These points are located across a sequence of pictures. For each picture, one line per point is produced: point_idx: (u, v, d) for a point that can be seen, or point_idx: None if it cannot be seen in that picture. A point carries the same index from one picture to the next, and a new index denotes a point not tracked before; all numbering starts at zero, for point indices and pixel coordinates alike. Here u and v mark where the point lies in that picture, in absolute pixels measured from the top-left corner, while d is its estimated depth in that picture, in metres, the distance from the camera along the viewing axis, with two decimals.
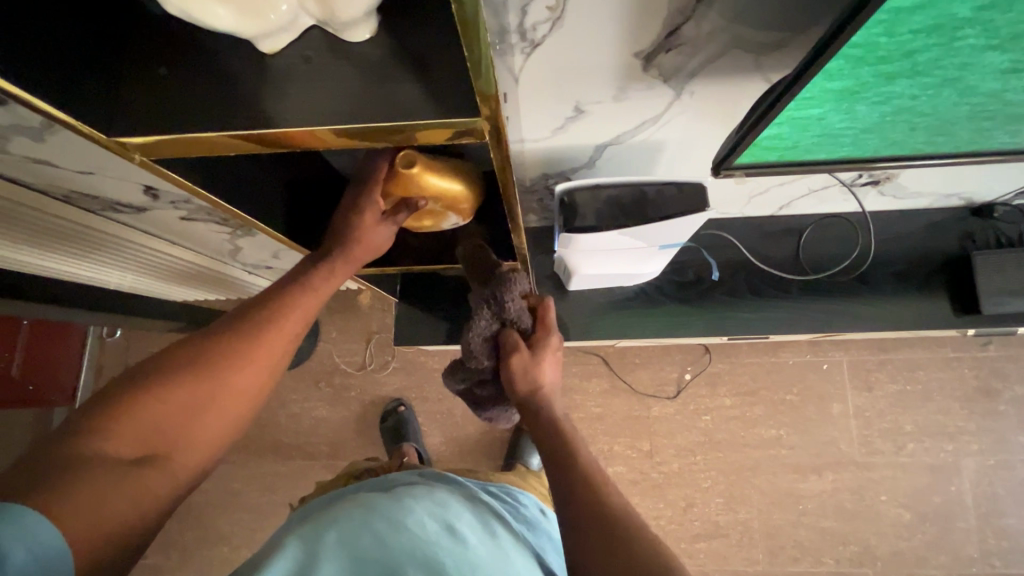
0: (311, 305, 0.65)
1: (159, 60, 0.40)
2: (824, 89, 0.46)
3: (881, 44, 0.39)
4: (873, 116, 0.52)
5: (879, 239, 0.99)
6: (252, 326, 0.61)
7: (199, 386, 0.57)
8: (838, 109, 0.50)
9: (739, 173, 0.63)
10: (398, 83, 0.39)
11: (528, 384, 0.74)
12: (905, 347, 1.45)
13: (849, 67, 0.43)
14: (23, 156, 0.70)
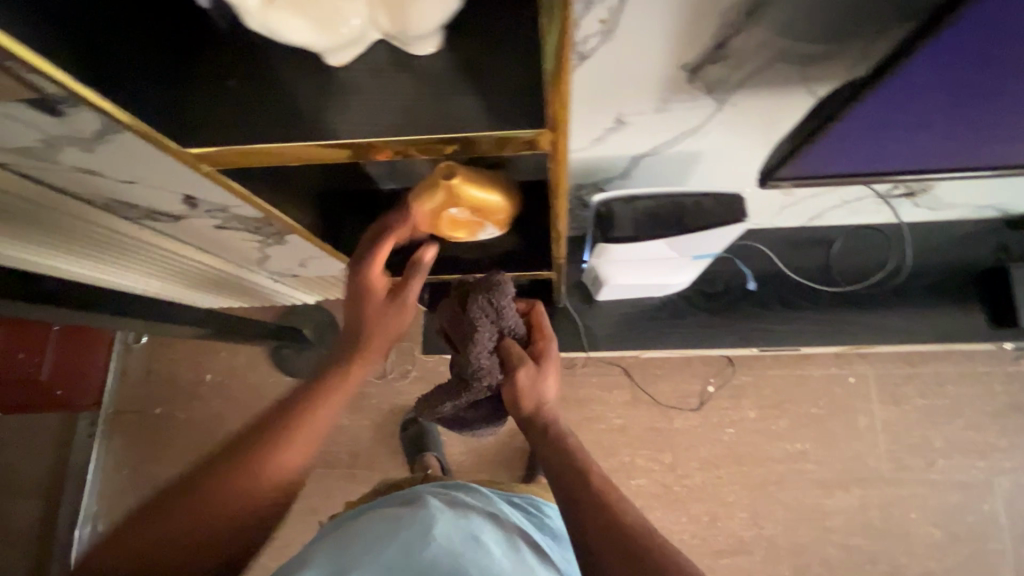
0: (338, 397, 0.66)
1: (226, 71, 0.41)
2: (896, 94, 0.44)
3: (970, 44, 0.38)
4: (928, 134, 0.51)
5: (915, 251, 0.98)
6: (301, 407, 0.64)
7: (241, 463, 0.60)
8: (896, 125, 0.49)
9: (786, 184, 0.60)
10: (457, 97, 0.40)
11: (534, 402, 0.70)
12: (934, 360, 1.43)
13: (928, 71, 0.41)
14: (72, 166, 0.73)
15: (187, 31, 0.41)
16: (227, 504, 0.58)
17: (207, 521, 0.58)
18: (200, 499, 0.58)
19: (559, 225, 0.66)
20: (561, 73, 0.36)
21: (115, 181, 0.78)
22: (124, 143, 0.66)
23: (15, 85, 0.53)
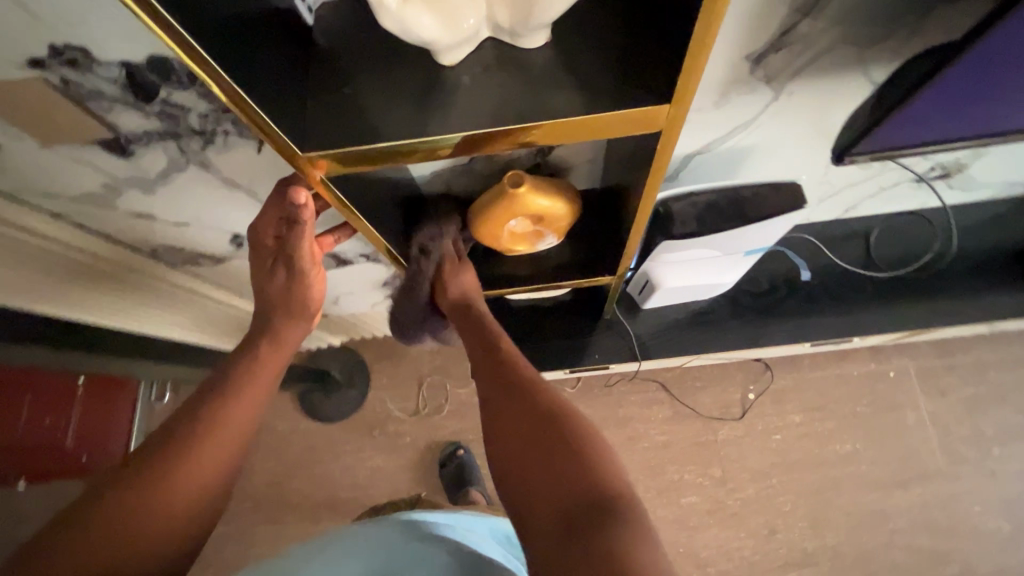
0: (276, 360, 0.63)
1: (341, 82, 0.42)
2: (987, 57, 0.43)
3: None
4: (999, 99, 0.51)
5: (958, 235, 0.97)
6: (231, 383, 0.59)
7: (182, 453, 0.53)
8: (979, 89, 0.48)
9: (863, 158, 0.60)
10: (560, 88, 0.40)
11: (454, 294, 0.72)
12: (973, 348, 1.41)
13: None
14: (128, 211, 0.73)
15: (301, 45, 0.42)
16: (175, 501, 0.51)
17: (152, 520, 0.49)
18: (136, 491, 0.49)
19: (633, 243, 0.67)
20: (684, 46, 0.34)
21: (168, 224, 0.78)
22: (188, 178, 0.67)
23: (95, 122, 0.54)
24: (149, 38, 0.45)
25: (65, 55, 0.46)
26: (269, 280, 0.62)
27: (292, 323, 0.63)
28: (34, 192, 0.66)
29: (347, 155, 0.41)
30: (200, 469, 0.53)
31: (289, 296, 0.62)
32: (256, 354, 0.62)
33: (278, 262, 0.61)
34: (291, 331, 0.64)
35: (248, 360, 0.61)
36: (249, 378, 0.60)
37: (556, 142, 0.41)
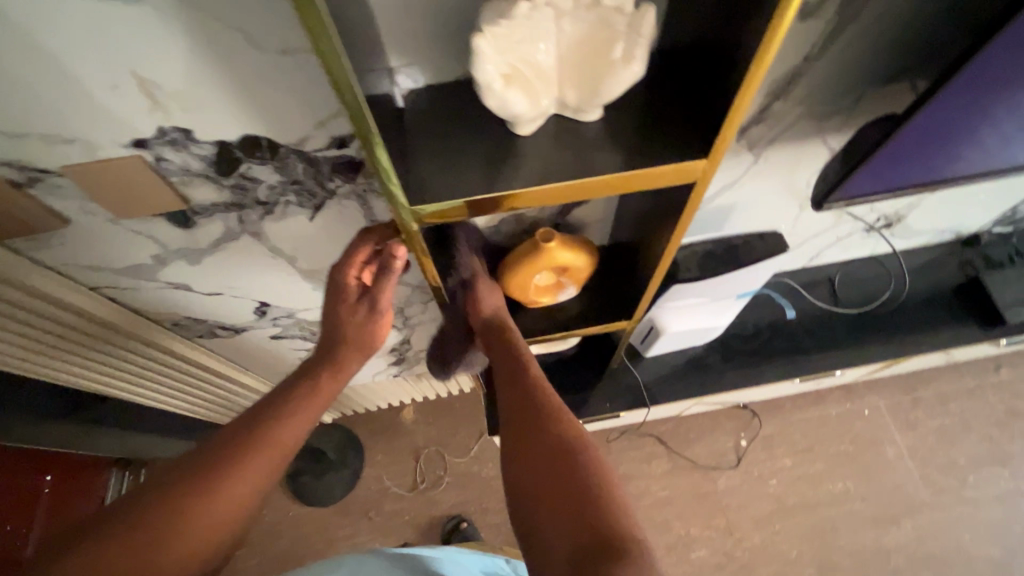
0: (314, 410, 0.61)
1: (426, 150, 0.50)
2: (935, 110, 0.55)
3: (991, 64, 0.50)
4: (941, 150, 0.64)
5: (909, 278, 1.12)
6: (268, 426, 0.57)
7: (207, 489, 0.52)
8: (922, 140, 0.61)
9: (838, 205, 0.72)
10: (609, 149, 0.49)
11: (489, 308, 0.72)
12: (932, 382, 1.54)
13: (959, 88, 0.53)
14: (165, 282, 0.76)
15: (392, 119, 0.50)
16: (189, 539, 0.51)
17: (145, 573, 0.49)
18: (140, 531, 0.49)
19: (654, 287, 0.73)
20: (723, 105, 0.44)
21: (200, 295, 0.81)
22: (236, 248, 0.72)
23: (172, 195, 0.59)
24: (248, 122, 0.52)
25: (168, 137, 0.52)
26: (350, 314, 0.64)
27: (355, 356, 0.65)
28: (77, 264, 0.69)
29: (446, 208, 0.47)
30: (206, 525, 0.52)
31: (362, 331, 0.64)
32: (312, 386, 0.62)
33: (364, 299, 0.64)
34: (351, 364, 0.65)
35: (302, 393, 0.61)
36: (298, 413, 0.59)
37: (622, 190, 0.48)
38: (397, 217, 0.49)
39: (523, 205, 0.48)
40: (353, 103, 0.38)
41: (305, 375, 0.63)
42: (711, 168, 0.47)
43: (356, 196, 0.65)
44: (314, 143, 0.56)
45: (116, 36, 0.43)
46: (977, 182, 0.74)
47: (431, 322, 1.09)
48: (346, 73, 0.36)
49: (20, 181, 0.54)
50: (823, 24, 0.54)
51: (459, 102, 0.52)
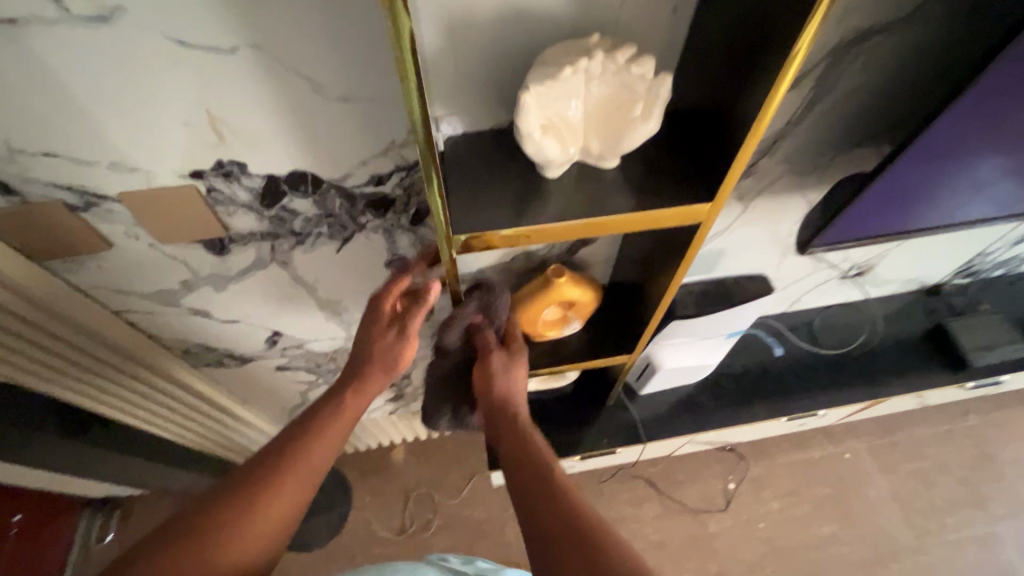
0: (342, 429, 0.66)
1: (464, 187, 0.55)
2: (901, 167, 0.64)
3: (946, 130, 0.59)
4: (908, 203, 0.72)
5: (881, 325, 1.21)
6: (302, 446, 0.63)
7: (248, 504, 0.57)
8: (890, 194, 0.69)
9: (821, 249, 0.79)
10: (626, 191, 0.55)
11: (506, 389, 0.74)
12: (907, 426, 1.61)
13: (920, 149, 0.61)
14: (187, 308, 0.78)
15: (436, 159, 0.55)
16: (240, 546, 0.55)
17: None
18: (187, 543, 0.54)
19: (655, 321, 0.79)
20: (727, 156, 0.51)
21: (218, 322, 0.83)
22: (262, 276, 0.75)
23: (215, 222, 0.63)
24: (300, 157, 0.57)
25: (224, 169, 0.57)
26: (380, 337, 0.67)
27: (381, 374, 0.68)
28: (106, 287, 0.71)
29: (483, 239, 0.53)
30: (247, 537, 0.56)
31: (390, 354, 0.68)
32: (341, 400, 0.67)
33: (395, 324, 0.67)
34: (373, 383, 0.68)
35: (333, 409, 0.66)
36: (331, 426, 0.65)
37: (637, 227, 0.54)
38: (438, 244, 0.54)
39: (540, 239, 0.54)
40: (422, 143, 0.44)
41: (335, 393, 0.68)
42: (715, 210, 0.54)
43: (383, 230, 0.70)
44: (355, 179, 0.61)
45: (200, 81, 0.48)
46: (939, 234, 0.83)
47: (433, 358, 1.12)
48: (422, 117, 0.41)
49: (77, 205, 0.57)
50: (803, 94, 0.63)
51: (490, 147, 0.58)
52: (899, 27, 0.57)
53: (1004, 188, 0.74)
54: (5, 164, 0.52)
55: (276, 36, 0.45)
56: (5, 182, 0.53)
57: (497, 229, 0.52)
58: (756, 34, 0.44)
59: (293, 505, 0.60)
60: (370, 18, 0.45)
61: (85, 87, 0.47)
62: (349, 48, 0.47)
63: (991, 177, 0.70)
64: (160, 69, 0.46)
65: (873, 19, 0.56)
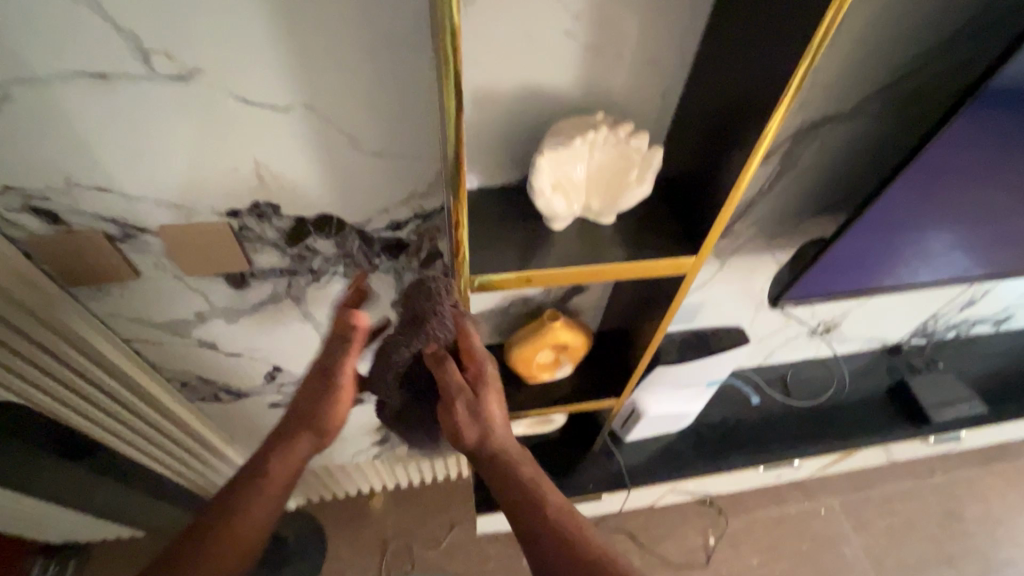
0: (286, 471, 0.70)
1: (478, 234, 0.62)
2: (857, 231, 0.73)
3: (892, 200, 0.68)
4: (864, 263, 0.81)
5: (847, 380, 1.29)
6: (252, 489, 0.68)
7: (207, 542, 0.65)
8: (848, 256, 0.78)
9: (790, 303, 0.87)
10: (621, 244, 0.62)
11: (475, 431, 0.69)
12: (877, 483, 1.66)
13: (872, 216, 0.70)
14: (196, 339, 0.81)
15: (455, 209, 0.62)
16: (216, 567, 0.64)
17: None
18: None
19: (641, 366, 0.84)
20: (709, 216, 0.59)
21: (223, 354, 0.86)
22: (274, 311, 0.79)
23: (242, 258, 0.68)
24: (330, 201, 0.63)
25: (259, 210, 0.63)
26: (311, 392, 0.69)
27: (311, 429, 0.71)
28: (123, 315, 0.74)
29: (496, 280, 0.58)
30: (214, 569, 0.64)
31: (317, 406, 0.69)
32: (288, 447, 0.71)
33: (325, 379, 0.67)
34: (306, 434, 0.71)
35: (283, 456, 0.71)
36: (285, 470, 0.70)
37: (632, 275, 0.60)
38: (452, 282, 0.59)
39: (542, 282, 0.59)
40: (455, 195, 0.50)
41: (277, 439, 0.72)
42: (700, 263, 0.62)
43: (394, 272, 0.76)
44: (375, 224, 0.68)
45: (254, 133, 0.55)
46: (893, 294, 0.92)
47: None
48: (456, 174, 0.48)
49: (116, 236, 0.62)
50: (771, 169, 0.73)
51: (501, 200, 0.66)
52: (850, 117, 0.68)
53: (945, 256, 0.83)
54: (59, 197, 0.56)
55: (327, 98, 0.53)
56: (54, 213, 0.58)
57: (507, 272, 0.58)
58: (731, 117, 0.53)
59: (254, 540, 0.67)
60: (409, 88, 0.53)
61: (150, 134, 0.53)
62: (388, 112, 0.55)
63: (933, 245, 0.80)
64: (220, 120, 0.53)
65: (826, 112, 0.67)
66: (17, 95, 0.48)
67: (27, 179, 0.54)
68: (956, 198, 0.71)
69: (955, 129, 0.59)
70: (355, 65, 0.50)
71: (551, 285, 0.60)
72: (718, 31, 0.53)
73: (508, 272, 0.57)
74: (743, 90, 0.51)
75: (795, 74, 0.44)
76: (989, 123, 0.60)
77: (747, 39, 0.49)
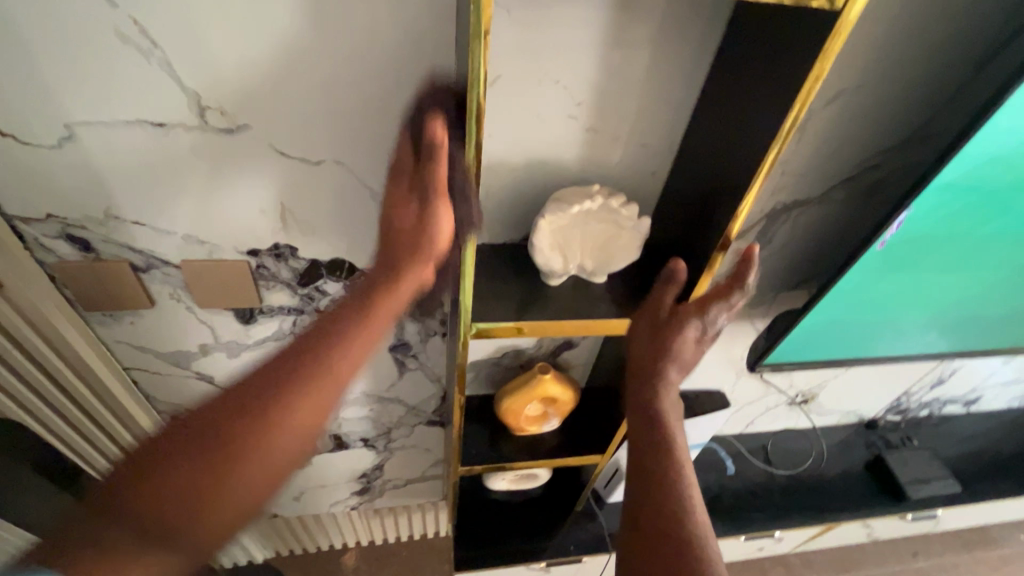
0: (357, 353, 0.57)
1: (480, 285, 0.67)
2: (826, 302, 0.79)
3: (858, 275, 0.74)
4: (836, 334, 0.86)
5: (827, 452, 1.31)
6: (316, 365, 0.56)
7: (251, 429, 0.54)
8: (817, 326, 0.84)
9: (767, 369, 0.91)
10: (612, 302, 0.67)
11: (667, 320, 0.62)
12: (860, 564, 1.64)
13: (841, 289, 0.76)
14: (194, 372, 0.83)
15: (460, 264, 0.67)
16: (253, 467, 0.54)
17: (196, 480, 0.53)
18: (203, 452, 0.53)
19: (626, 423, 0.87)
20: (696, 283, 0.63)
21: (219, 390, 0.87)
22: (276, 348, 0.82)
23: (254, 294, 0.72)
24: (345, 247, 0.69)
25: (278, 251, 0.68)
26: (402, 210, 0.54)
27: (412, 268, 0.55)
28: (129, 344, 0.77)
29: (495, 329, 0.61)
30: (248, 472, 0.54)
31: (411, 239, 0.55)
32: (264, 422, 0.55)
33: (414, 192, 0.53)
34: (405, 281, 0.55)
35: (334, 347, 0.56)
36: (260, 452, 0.54)
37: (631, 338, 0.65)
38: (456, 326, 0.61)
39: (537, 333, 0.63)
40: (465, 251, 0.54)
41: (366, 288, 0.57)
42: None
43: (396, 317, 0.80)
44: None
45: (284, 182, 0.61)
46: (865, 365, 0.97)
47: (410, 448, 1.14)
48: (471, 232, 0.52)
49: (140, 265, 0.66)
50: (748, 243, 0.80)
51: (502, 256, 0.71)
52: (817, 202, 0.76)
53: (907, 332, 0.89)
54: (97, 227, 0.61)
55: (356, 156, 0.60)
56: (88, 241, 0.62)
57: (507, 321, 0.62)
58: (711, 195, 0.60)
59: (303, 437, 0.56)
60: None
61: (190, 175, 0.58)
62: None
63: (898, 321, 0.86)
64: (255, 168, 0.59)
65: (796, 196, 0.75)
66: (80, 135, 0.54)
67: (71, 209, 0.59)
68: (915, 276, 0.77)
69: (908, 216, 0.67)
70: (385, 129, 0.58)
71: (542, 336, 0.63)
72: (698, 124, 0.62)
73: (506, 322, 0.61)
74: (720, 172, 0.58)
75: (766, 158, 0.51)
76: (940, 213, 0.67)
77: (724, 131, 0.58)
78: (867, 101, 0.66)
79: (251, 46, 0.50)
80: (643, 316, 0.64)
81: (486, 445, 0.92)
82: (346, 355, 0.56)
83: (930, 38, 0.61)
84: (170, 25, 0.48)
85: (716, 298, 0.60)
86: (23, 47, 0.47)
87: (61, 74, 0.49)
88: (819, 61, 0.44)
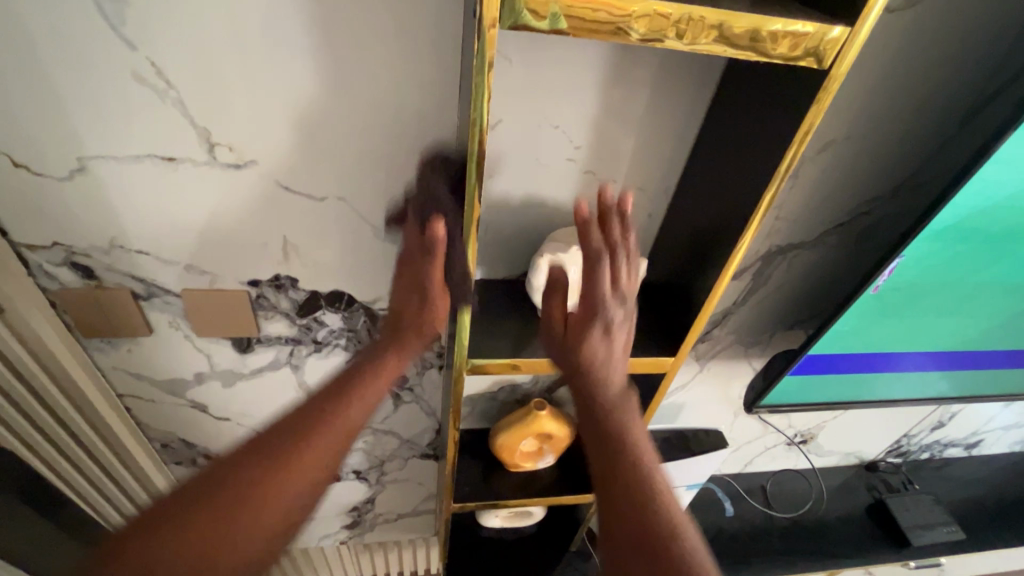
0: (364, 403, 0.57)
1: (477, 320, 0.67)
2: (820, 344, 0.79)
3: (852, 317, 0.75)
4: (833, 376, 0.86)
5: (827, 494, 1.29)
6: (324, 414, 0.56)
7: (259, 485, 0.52)
8: (813, 367, 0.83)
9: (764, 411, 0.91)
10: None
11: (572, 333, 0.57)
12: None
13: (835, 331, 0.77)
14: (188, 400, 0.83)
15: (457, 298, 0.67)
16: (260, 524, 0.52)
17: (197, 537, 0.49)
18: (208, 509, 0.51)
19: None
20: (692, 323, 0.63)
21: (213, 418, 0.87)
22: (272, 378, 0.81)
23: (252, 323, 0.72)
24: (344, 280, 0.70)
25: (278, 282, 0.68)
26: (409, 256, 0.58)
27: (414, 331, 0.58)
28: (124, 371, 0.76)
29: (492, 366, 0.61)
30: (257, 523, 0.52)
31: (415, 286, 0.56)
32: (282, 460, 0.54)
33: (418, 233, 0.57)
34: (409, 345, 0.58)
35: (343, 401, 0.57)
36: (269, 506, 0.52)
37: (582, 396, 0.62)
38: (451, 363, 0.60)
39: (534, 370, 0.62)
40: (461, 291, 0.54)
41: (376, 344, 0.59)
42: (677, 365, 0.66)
43: None
44: (383, 303, 0.73)
45: (287, 215, 0.62)
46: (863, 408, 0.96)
47: (403, 482, 1.12)
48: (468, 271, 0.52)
49: (140, 294, 0.67)
50: (743, 283, 0.81)
51: (499, 292, 0.72)
52: (812, 246, 0.77)
53: (904, 375, 0.89)
54: (101, 256, 0.62)
55: (358, 192, 0.61)
56: (91, 268, 0.63)
57: (503, 358, 0.61)
58: (706, 237, 0.61)
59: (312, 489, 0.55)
60: None
61: (195, 206, 0.59)
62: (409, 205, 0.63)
63: (894, 364, 0.86)
64: (259, 202, 0.60)
65: (791, 239, 0.76)
66: (91, 168, 0.55)
67: (76, 237, 0.60)
68: (910, 319, 0.78)
69: (901, 260, 0.68)
70: (389, 167, 0.59)
71: (539, 374, 0.63)
72: (694, 168, 0.63)
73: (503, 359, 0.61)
74: (714, 216, 0.60)
75: (759, 205, 0.52)
76: (933, 259, 0.68)
77: (718, 176, 0.59)
78: (858, 149, 0.68)
79: (262, 87, 0.52)
80: (548, 343, 0.59)
81: (480, 481, 0.90)
82: (362, 401, 0.57)
83: (916, 91, 0.63)
84: (184, 65, 0.49)
85: (590, 283, 0.53)
86: (43, 83, 0.49)
87: (75, 110, 0.51)
88: (810, 114, 0.46)
